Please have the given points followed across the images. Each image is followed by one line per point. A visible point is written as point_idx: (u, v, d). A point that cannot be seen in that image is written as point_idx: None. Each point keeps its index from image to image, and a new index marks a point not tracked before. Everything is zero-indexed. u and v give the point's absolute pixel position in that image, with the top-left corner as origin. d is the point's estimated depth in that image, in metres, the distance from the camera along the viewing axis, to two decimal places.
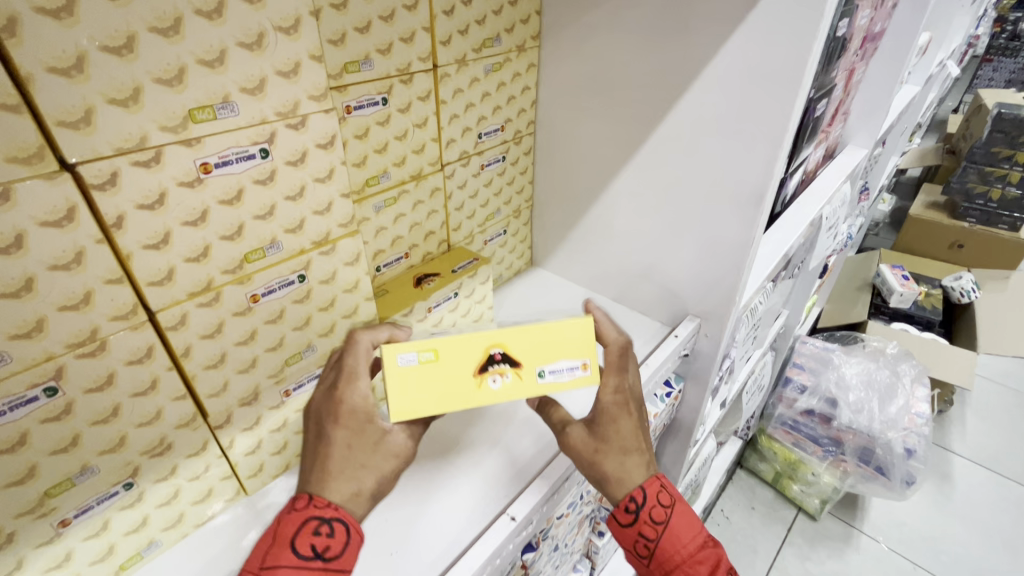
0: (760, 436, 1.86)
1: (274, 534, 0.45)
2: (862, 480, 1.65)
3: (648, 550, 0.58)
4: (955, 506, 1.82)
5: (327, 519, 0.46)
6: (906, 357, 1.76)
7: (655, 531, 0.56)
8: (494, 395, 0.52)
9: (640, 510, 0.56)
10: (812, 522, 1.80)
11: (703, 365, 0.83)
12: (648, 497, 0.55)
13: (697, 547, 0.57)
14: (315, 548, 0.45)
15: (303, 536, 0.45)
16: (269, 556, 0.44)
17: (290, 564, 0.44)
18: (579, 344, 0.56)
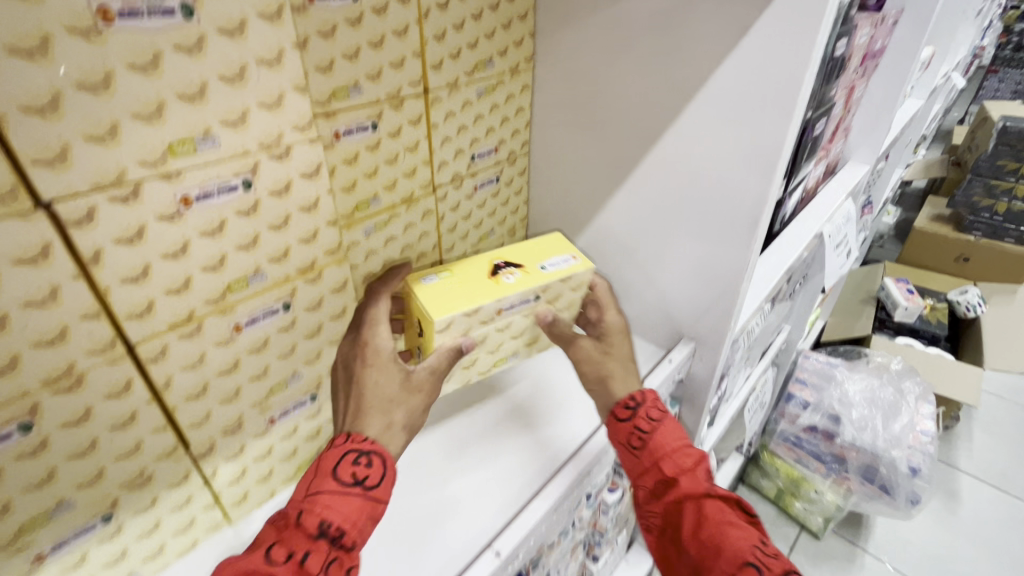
0: (762, 451, 1.83)
1: (316, 467, 0.47)
2: (865, 499, 1.62)
3: (641, 440, 0.61)
4: (962, 525, 1.79)
5: (366, 453, 0.48)
6: (910, 373, 1.74)
7: (649, 428, 0.61)
8: (511, 285, 0.60)
9: (639, 407, 0.62)
10: (815, 541, 1.77)
11: (698, 388, 0.82)
12: (646, 403, 0.62)
13: (683, 447, 0.60)
14: (355, 478, 0.47)
15: (344, 464, 0.47)
16: (313, 485, 0.46)
17: (330, 489, 0.45)
18: (562, 246, 0.67)
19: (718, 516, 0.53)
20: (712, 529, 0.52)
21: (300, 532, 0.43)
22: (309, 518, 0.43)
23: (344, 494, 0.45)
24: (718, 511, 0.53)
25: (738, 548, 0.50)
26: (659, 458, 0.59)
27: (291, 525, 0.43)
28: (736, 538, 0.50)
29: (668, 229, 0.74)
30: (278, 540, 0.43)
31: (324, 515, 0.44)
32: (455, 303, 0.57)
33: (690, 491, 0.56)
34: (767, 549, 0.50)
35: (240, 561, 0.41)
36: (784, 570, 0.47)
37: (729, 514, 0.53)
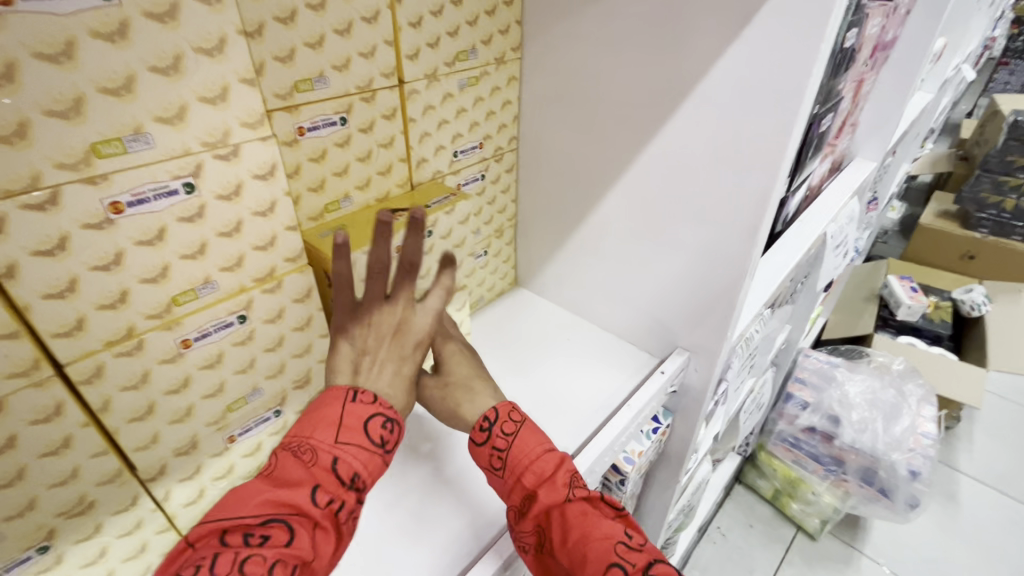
0: (760, 452, 1.80)
1: (340, 415, 0.42)
2: (864, 501, 1.59)
3: (501, 461, 0.51)
4: (961, 528, 1.76)
5: (394, 419, 0.45)
6: (913, 375, 1.69)
7: (506, 443, 0.51)
8: (404, 224, 0.60)
9: (494, 424, 0.52)
10: (811, 542, 1.74)
11: (692, 399, 0.78)
12: (500, 415, 0.53)
13: (543, 452, 0.50)
14: (383, 440, 0.43)
15: (374, 423, 0.43)
16: (340, 435, 0.41)
17: (362, 447, 0.42)
18: (436, 189, 0.69)
19: (582, 521, 0.47)
20: (577, 537, 0.46)
21: (336, 482, 0.40)
22: (343, 469, 0.40)
23: (374, 454, 0.42)
24: (582, 516, 0.47)
25: (602, 552, 0.45)
26: (521, 472, 0.50)
27: (325, 470, 0.40)
28: (599, 539, 0.45)
29: (662, 232, 0.69)
30: (311, 482, 0.39)
31: (356, 471, 0.41)
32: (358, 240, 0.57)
33: (552, 501, 0.48)
34: (631, 543, 0.45)
35: (276, 496, 0.38)
36: (648, 564, 0.44)
37: (593, 515, 0.47)
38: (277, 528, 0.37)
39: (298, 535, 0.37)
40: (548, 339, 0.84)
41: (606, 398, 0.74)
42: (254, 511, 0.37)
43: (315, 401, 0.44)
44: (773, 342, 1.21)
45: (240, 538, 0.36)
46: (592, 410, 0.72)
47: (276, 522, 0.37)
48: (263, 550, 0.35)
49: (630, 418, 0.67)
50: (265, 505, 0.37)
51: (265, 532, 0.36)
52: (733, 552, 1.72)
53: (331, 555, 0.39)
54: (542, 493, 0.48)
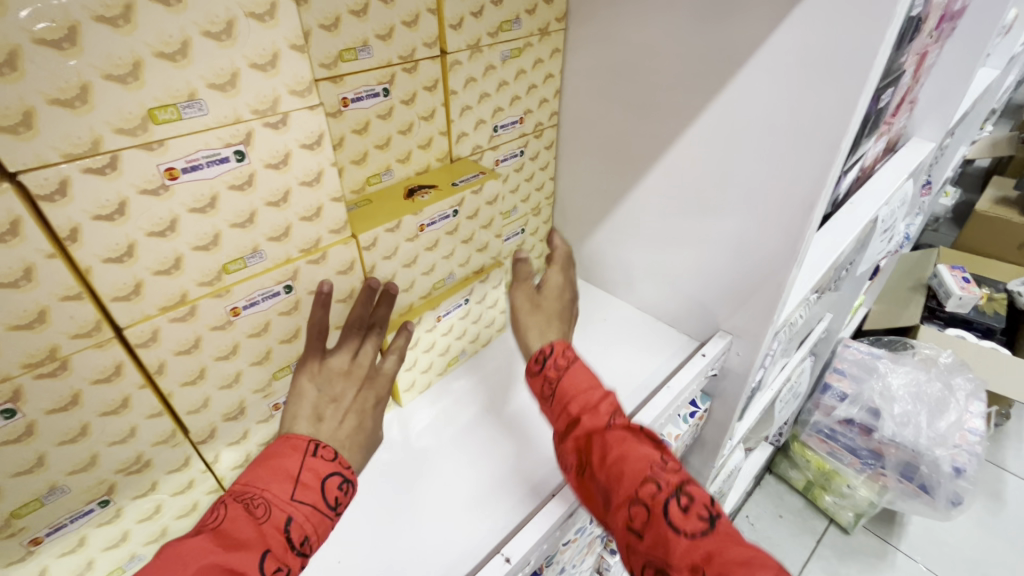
0: (793, 442, 1.76)
1: (299, 469, 0.44)
2: (902, 497, 1.54)
3: (550, 390, 0.58)
4: (1006, 529, 1.69)
5: (349, 481, 0.46)
6: (961, 368, 1.60)
7: (556, 372, 0.58)
8: (427, 202, 0.58)
9: (548, 357, 0.60)
10: (844, 535, 1.70)
11: (733, 383, 0.76)
12: (555, 350, 0.60)
13: (590, 385, 0.56)
14: (336, 501, 0.45)
15: (331, 483, 0.45)
16: (296, 492, 0.42)
17: (316, 505, 0.43)
18: (469, 164, 0.66)
19: (621, 441, 0.51)
20: (615, 455, 0.50)
21: (284, 545, 0.40)
22: (295, 530, 0.41)
23: (326, 516, 0.43)
24: (621, 438, 0.51)
25: (639, 468, 0.48)
26: (568, 400, 0.56)
27: (276, 530, 0.40)
28: (637, 456, 0.49)
29: (707, 211, 0.67)
30: (262, 542, 0.38)
31: (305, 534, 0.41)
32: (381, 218, 0.55)
33: (594, 423, 0.53)
34: (668, 466, 0.48)
35: (221, 561, 0.35)
36: (683, 483, 0.46)
37: (632, 438, 0.50)
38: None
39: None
40: (582, 320, 0.83)
41: (643, 380, 0.73)
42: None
43: (264, 452, 0.45)
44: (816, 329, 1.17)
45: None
46: (635, 386, 0.72)
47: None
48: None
49: (670, 401, 0.66)
50: (209, 571, 0.34)
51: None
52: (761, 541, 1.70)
53: None
54: (587, 417, 0.54)
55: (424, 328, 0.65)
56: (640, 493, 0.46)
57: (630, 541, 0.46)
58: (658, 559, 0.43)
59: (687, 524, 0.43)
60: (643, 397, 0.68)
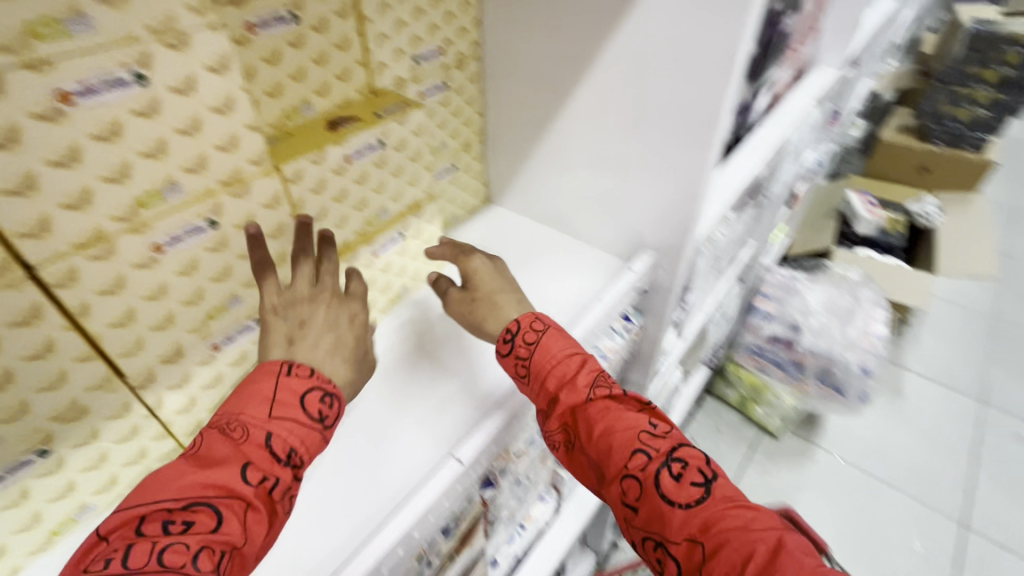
0: (727, 364, 1.91)
1: (275, 390, 0.45)
2: (820, 401, 1.72)
3: (525, 369, 0.60)
4: (906, 419, 1.93)
5: (332, 392, 0.47)
6: (866, 283, 1.79)
7: (526, 349, 0.61)
8: (349, 130, 0.58)
9: (516, 335, 0.61)
10: (774, 441, 1.88)
11: (661, 298, 0.83)
12: (522, 326, 0.62)
13: (563, 358, 0.59)
14: (319, 414, 0.46)
15: (311, 399, 0.46)
16: (274, 408, 0.44)
17: (296, 418, 0.44)
18: (392, 95, 0.66)
19: (605, 416, 0.57)
20: (602, 431, 0.57)
21: (268, 458, 0.42)
22: (278, 445, 0.43)
23: (312, 430, 0.45)
24: (604, 414, 0.57)
25: (625, 442, 0.55)
26: (544, 377, 0.59)
27: (256, 446, 0.42)
28: (622, 430, 0.56)
29: (626, 133, 0.71)
30: (243, 458, 0.41)
31: (291, 446, 0.43)
32: (302, 148, 0.54)
33: (573, 402, 0.58)
34: (654, 433, 0.56)
35: (203, 478, 0.39)
36: (669, 452, 0.55)
37: (616, 410, 0.57)
38: (201, 512, 0.38)
39: (225, 520, 0.39)
40: (517, 253, 0.85)
41: (576, 300, 0.77)
42: (175, 495, 0.38)
43: (246, 377, 0.46)
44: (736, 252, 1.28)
45: (160, 526, 0.37)
46: (569, 306, 0.76)
47: (202, 508, 0.38)
48: (185, 538, 0.37)
49: (601, 312, 0.71)
50: (188, 489, 0.39)
51: (189, 518, 0.38)
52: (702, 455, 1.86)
53: (267, 535, 0.42)
54: (563, 396, 0.59)
55: (360, 264, 0.66)
56: (631, 468, 0.55)
57: (628, 510, 0.56)
58: (656, 531, 0.53)
59: (681, 494, 0.52)
60: (580, 312, 0.73)
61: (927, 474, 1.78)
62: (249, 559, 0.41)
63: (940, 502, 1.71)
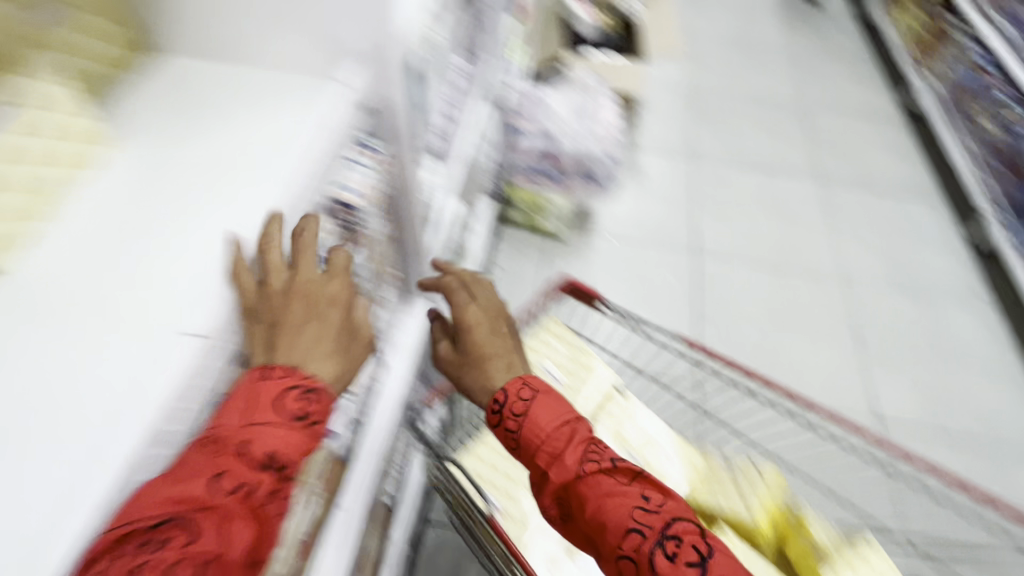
0: (506, 189, 2.09)
1: (256, 391, 0.52)
2: (585, 194, 1.99)
3: (515, 442, 0.75)
4: (649, 189, 2.37)
5: (313, 389, 0.55)
6: (597, 82, 2.08)
7: (517, 422, 0.75)
8: None
9: (504, 408, 0.76)
10: (562, 243, 2.14)
11: (392, 115, 0.80)
12: (512, 398, 0.76)
13: (552, 433, 0.72)
14: (300, 410, 0.53)
15: (290, 396, 0.53)
16: (252, 415, 0.50)
17: (275, 422, 0.50)
18: None
19: (595, 489, 0.67)
20: (594, 509, 0.66)
21: (246, 467, 0.47)
22: (258, 449, 0.48)
23: (291, 430, 0.51)
24: (595, 487, 0.67)
25: (620, 520, 0.64)
26: (535, 452, 0.73)
27: (232, 455, 0.47)
28: (615, 509, 0.64)
29: None
30: (218, 469, 0.46)
31: (272, 449, 0.49)
32: None
33: (564, 476, 0.69)
34: (647, 510, 0.64)
35: (174, 493, 0.43)
36: (662, 530, 0.62)
37: (602, 478, 0.67)
38: (175, 531, 0.42)
39: (200, 532, 0.42)
40: (200, 107, 0.66)
41: (292, 133, 0.64)
42: (147, 512, 0.42)
43: (234, 385, 0.54)
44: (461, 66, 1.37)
45: (130, 550, 0.40)
46: (290, 131, 0.66)
47: (178, 523, 0.42)
48: (161, 555, 0.40)
49: (325, 135, 0.66)
50: (164, 505, 0.42)
51: (162, 537, 0.41)
52: (510, 276, 2.04)
53: (250, 541, 0.45)
54: (555, 472, 0.70)
55: None
56: (626, 547, 0.63)
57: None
58: None
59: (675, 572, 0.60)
60: (302, 134, 0.64)
61: (669, 226, 2.26)
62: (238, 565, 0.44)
63: (680, 241, 2.22)
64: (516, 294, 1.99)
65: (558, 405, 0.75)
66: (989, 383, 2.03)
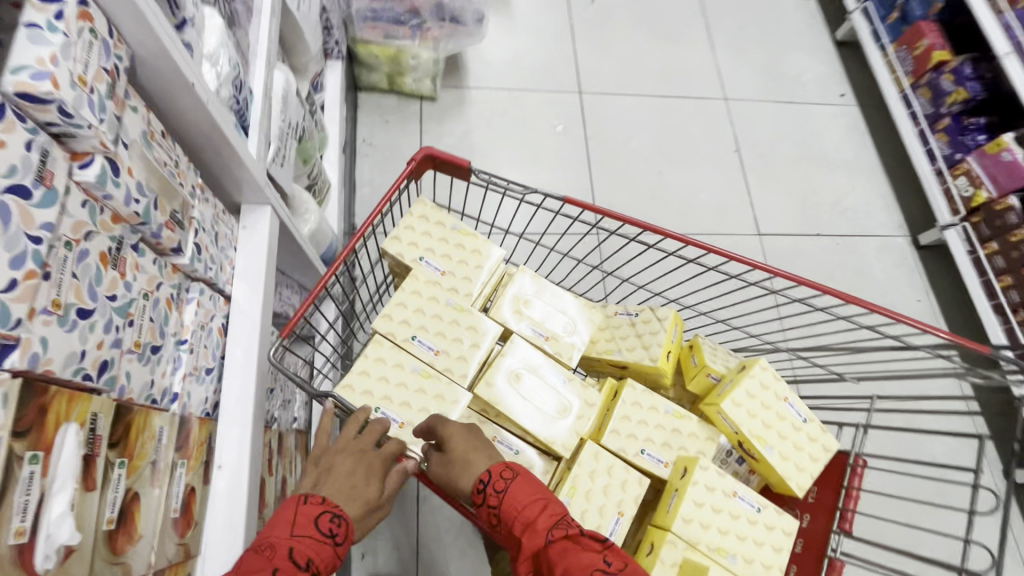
0: (356, 48, 1.85)
1: (296, 514, 0.69)
2: (449, 39, 1.86)
3: (496, 519, 0.75)
4: (519, 24, 2.23)
5: (338, 515, 0.71)
6: None
7: (498, 497, 0.75)
8: None
9: (488, 484, 0.76)
10: (434, 104, 2.03)
11: None
12: (493, 476, 0.76)
13: (528, 505, 0.73)
14: (329, 532, 0.69)
15: (324, 519, 0.69)
16: (294, 529, 0.67)
17: (311, 536, 0.67)
18: None
19: (562, 559, 0.67)
20: (559, 574, 0.66)
21: (291, 566, 0.63)
22: (299, 555, 0.65)
23: (326, 544, 0.68)
24: (562, 552, 0.68)
25: None
26: (512, 523, 0.73)
27: (282, 557, 0.64)
28: (578, 572, 0.65)
29: None
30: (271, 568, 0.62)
31: (309, 556, 0.66)
32: None
33: (535, 545, 0.70)
34: None
35: None
36: None
37: (571, 547, 0.68)
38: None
39: None
40: None
41: None
42: None
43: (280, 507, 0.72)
44: None
45: None
46: None
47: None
48: None
49: None
50: None
51: None
52: (384, 152, 1.93)
53: None
54: (528, 541, 0.71)
55: None
56: None
57: None
58: None
59: None
60: None
61: (545, 65, 2.18)
62: None
63: (559, 81, 2.16)
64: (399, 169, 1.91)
65: (535, 487, 0.76)
66: (849, 173, 2.21)
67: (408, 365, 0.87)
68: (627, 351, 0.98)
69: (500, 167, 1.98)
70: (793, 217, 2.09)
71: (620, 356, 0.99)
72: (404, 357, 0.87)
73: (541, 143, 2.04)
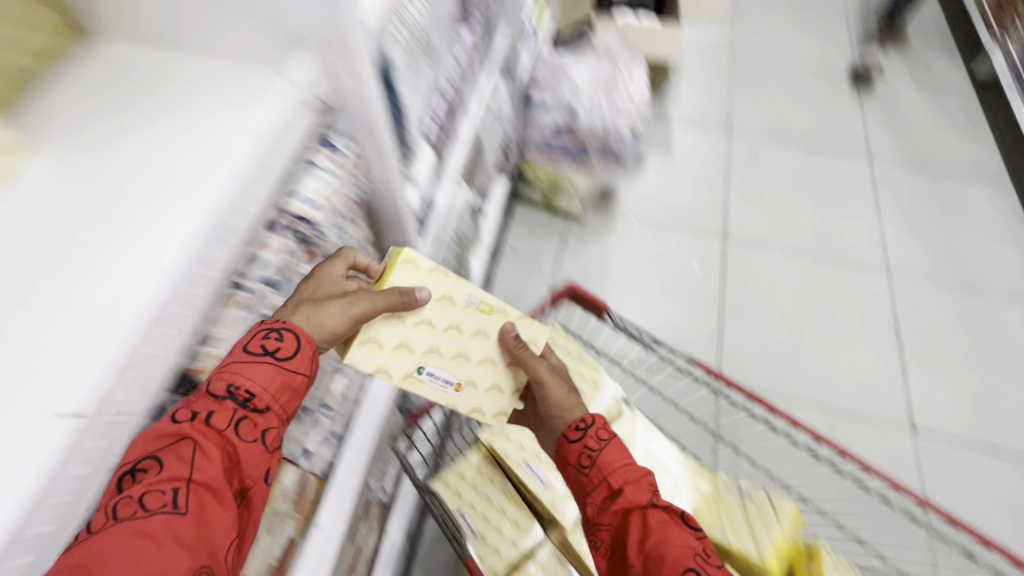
0: (525, 166, 2.10)
1: (233, 348, 0.60)
2: (607, 171, 1.99)
3: (589, 461, 0.75)
4: (676, 166, 2.36)
5: (274, 331, 0.60)
6: (625, 49, 2.02)
7: (599, 443, 0.76)
8: None
9: (590, 429, 0.77)
10: (580, 225, 2.18)
11: (357, 113, 0.74)
12: (596, 425, 0.77)
13: (624, 465, 0.74)
14: (262, 351, 0.59)
15: (252, 344, 0.59)
16: (223, 363, 0.58)
17: (239, 361, 0.58)
18: None
19: (662, 526, 0.67)
20: (659, 539, 0.66)
21: (214, 401, 0.55)
22: (218, 388, 0.56)
23: (256, 367, 0.58)
24: (660, 522, 0.68)
25: (680, 552, 0.64)
26: (607, 472, 0.73)
27: (203, 396, 0.56)
28: (678, 543, 0.65)
29: None
30: (191, 409, 0.55)
31: (233, 383, 0.56)
32: None
33: (634, 501, 0.70)
34: (706, 556, 0.65)
35: (157, 431, 0.52)
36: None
37: (671, 522, 0.68)
38: (149, 466, 0.51)
39: (168, 464, 0.51)
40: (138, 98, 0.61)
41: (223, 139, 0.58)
42: (138, 448, 0.52)
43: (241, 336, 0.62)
44: (481, 65, 1.46)
45: (122, 480, 0.50)
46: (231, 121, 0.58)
47: (153, 457, 0.51)
48: (141, 482, 0.50)
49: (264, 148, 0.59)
50: (151, 439, 0.52)
51: (139, 468, 0.50)
52: (525, 259, 2.09)
53: (213, 468, 0.53)
54: (626, 492, 0.71)
55: None
56: None
57: None
58: None
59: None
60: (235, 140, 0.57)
61: (694, 207, 2.25)
62: (217, 487, 0.53)
63: (708, 227, 2.20)
64: (533, 276, 2.04)
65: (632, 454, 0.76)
66: None
67: (462, 300, 0.76)
68: (732, 534, 0.91)
69: (627, 293, 2.03)
70: (959, 422, 1.79)
71: (723, 537, 0.92)
72: (455, 287, 0.75)
73: (674, 278, 2.07)
